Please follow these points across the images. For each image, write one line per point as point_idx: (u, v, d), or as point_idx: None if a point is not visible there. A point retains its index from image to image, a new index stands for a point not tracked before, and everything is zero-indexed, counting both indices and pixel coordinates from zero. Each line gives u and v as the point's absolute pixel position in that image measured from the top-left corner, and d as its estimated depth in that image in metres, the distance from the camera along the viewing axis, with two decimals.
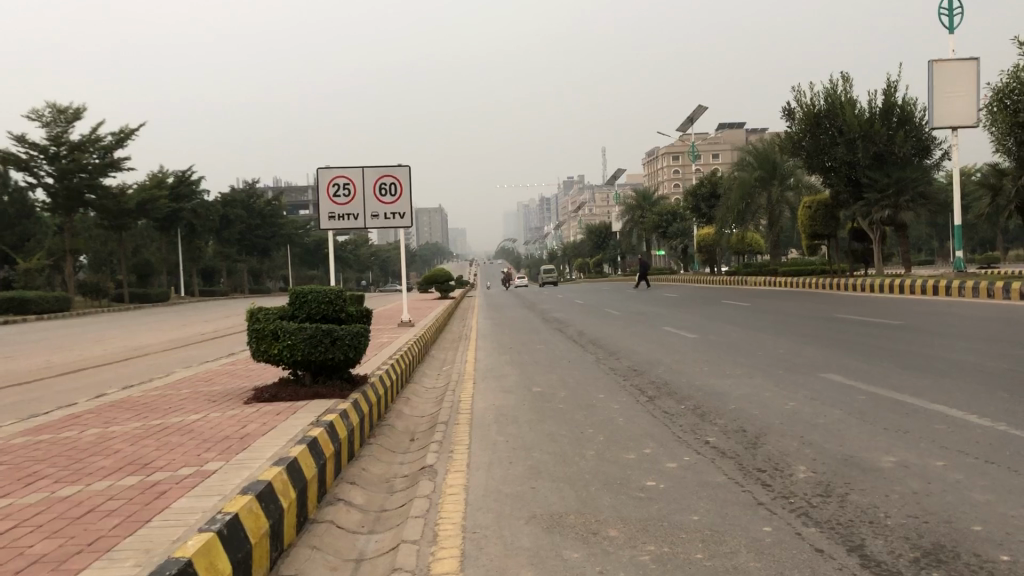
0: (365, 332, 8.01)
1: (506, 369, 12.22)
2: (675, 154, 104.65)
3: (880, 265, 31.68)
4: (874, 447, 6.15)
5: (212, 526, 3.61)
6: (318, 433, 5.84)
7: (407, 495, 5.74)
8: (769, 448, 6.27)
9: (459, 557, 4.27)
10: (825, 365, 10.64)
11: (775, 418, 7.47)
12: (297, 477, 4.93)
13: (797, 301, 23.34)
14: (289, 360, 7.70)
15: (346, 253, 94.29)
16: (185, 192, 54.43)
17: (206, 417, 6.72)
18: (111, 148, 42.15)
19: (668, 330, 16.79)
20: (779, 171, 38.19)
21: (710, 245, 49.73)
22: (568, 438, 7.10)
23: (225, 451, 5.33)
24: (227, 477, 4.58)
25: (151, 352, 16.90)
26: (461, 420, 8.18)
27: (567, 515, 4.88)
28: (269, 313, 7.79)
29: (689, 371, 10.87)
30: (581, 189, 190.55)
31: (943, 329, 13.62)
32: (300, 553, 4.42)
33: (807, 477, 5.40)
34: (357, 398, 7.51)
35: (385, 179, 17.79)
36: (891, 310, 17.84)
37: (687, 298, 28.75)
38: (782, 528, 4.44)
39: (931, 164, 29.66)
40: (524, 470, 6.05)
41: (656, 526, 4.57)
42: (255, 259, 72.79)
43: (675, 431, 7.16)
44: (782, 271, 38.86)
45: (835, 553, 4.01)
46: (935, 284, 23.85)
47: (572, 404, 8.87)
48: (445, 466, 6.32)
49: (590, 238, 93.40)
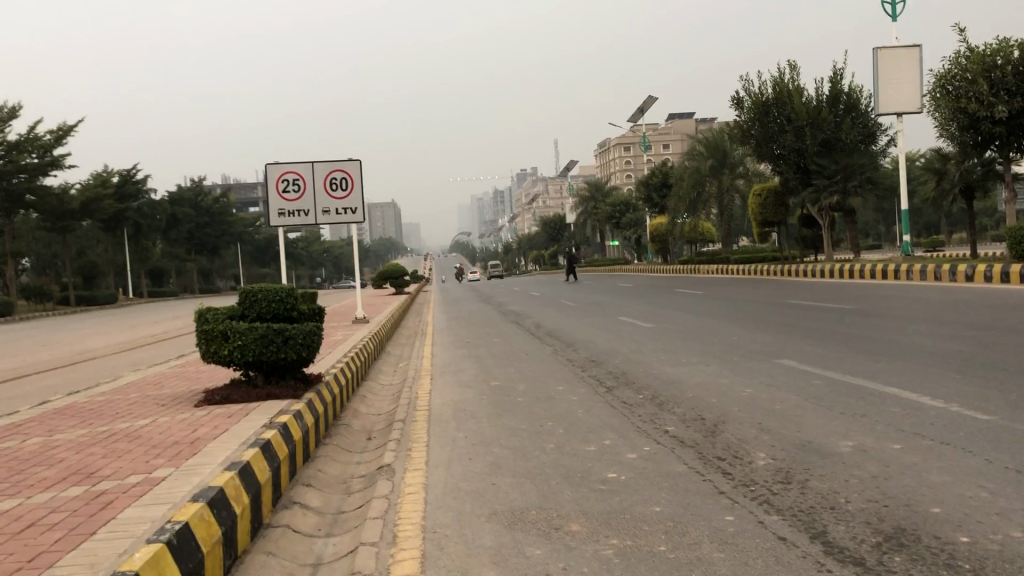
0: (318, 331, 7.85)
1: (463, 363, 12.15)
2: (626, 145, 105.06)
3: (830, 251, 32.14)
4: (832, 431, 6.19)
5: (162, 536, 3.48)
6: (271, 436, 5.68)
7: (365, 496, 5.64)
8: (727, 436, 6.28)
9: (419, 559, 4.17)
10: (779, 351, 10.73)
11: (733, 405, 7.51)
12: (250, 481, 4.79)
13: (750, 288, 23.58)
14: (240, 360, 7.51)
15: (298, 250, 93.27)
16: (130, 191, 53.35)
17: (156, 421, 6.53)
18: (50, 147, 41.00)
19: (624, 320, 16.85)
20: (729, 159, 38.54)
21: (662, 235, 50.00)
22: (527, 432, 7.05)
23: (174, 457, 5.16)
24: (177, 483, 4.44)
25: (97, 356, 16.48)
26: (419, 417, 8.08)
27: (528, 510, 4.81)
28: (218, 313, 7.60)
29: (646, 360, 10.89)
30: (534, 180, 190.71)
31: (893, 312, 13.87)
32: (256, 560, 4.30)
33: (767, 465, 5.40)
34: (312, 398, 7.36)
35: (336, 174, 17.43)
36: (844, 295, 18.11)
37: (641, 288, 28.88)
38: (745, 516, 4.42)
39: (877, 150, 30.18)
40: (483, 466, 5.97)
41: (618, 519, 4.54)
42: (206, 258, 71.58)
43: (634, 421, 7.14)
44: (734, 258, 39.31)
45: (798, 540, 3.99)
46: (883, 268, 24.25)
47: (530, 398, 8.81)
48: (404, 465, 6.22)
49: (545, 230, 93.54)
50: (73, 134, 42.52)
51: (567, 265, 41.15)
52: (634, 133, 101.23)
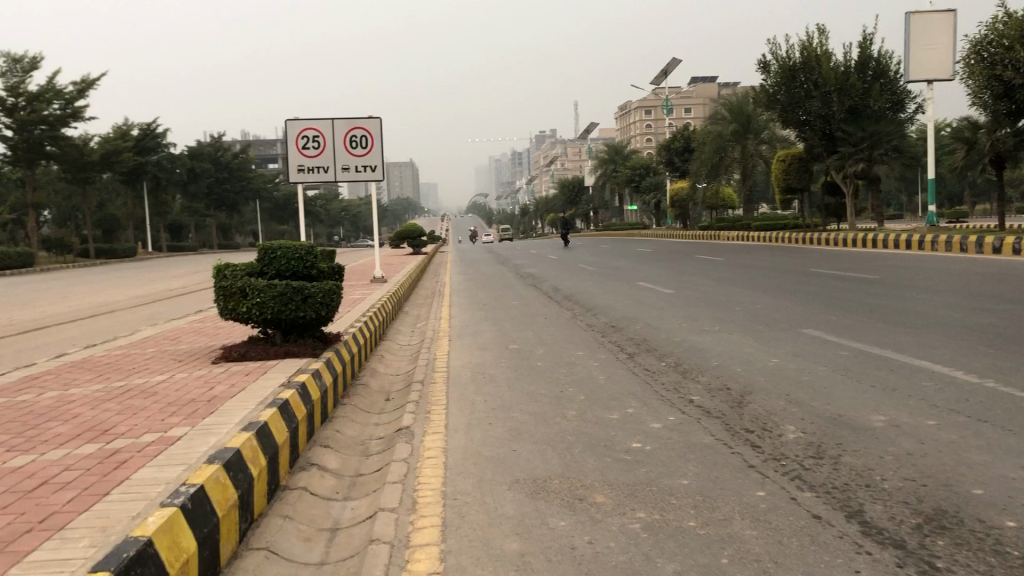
0: (338, 290, 7.71)
1: (481, 325, 12.00)
2: (647, 109, 103.99)
3: (853, 220, 31.61)
4: (863, 405, 6.01)
5: (176, 501, 3.37)
6: (289, 396, 5.55)
7: (383, 459, 5.53)
8: (755, 407, 6.11)
9: (439, 527, 4.05)
10: (802, 321, 10.54)
11: (759, 375, 7.34)
12: (267, 443, 4.67)
13: (771, 256, 23.28)
14: (259, 318, 7.39)
15: (316, 207, 93.20)
16: (151, 145, 53.26)
17: (173, 378, 6.44)
18: (72, 99, 40.80)
19: (644, 286, 16.64)
20: (753, 124, 38.00)
21: (682, 200, 49.53)
22: (549, 397, 6.92)
23: (190, 416, 5.03)
24: (195, 443, 4.32)
25: (115, 310, 16.44)
26: (437, 379, 7.98)
27: (550, 479, 4.68)
28: (237, 270, 7.47)
29: (667, 327, 10.70)
30: (553, 142, 189.41)
31: (917, 283, 13.66)
32: (272, 523, 4.21)
33: (798, 438, 5.23)
34: (331, 357, 7.24)
35: (356, 132, 17.29)
36: (868, 264, 17.85)
37: (662, 253, 28.54)
38: (777, 493, 4.27)
39: (905, 118, 29.51)
40: (503, 431, 5.84)
41: (645, 491, 4.40)
42: (224, 213, 71.56)
43: (658, 389, 7.00)
44: (755, 225, 38.91)
45: (833, 519, 3.84)
46: (908, 238, 23.83)
47: (551, 362, 8.68)
48: (423, 428, 6.10)
49: (563, 192, 92.89)
50: (95, 86, 42.23)
51: (562, 230, 40.72)
52: (656, 96, 100.14)
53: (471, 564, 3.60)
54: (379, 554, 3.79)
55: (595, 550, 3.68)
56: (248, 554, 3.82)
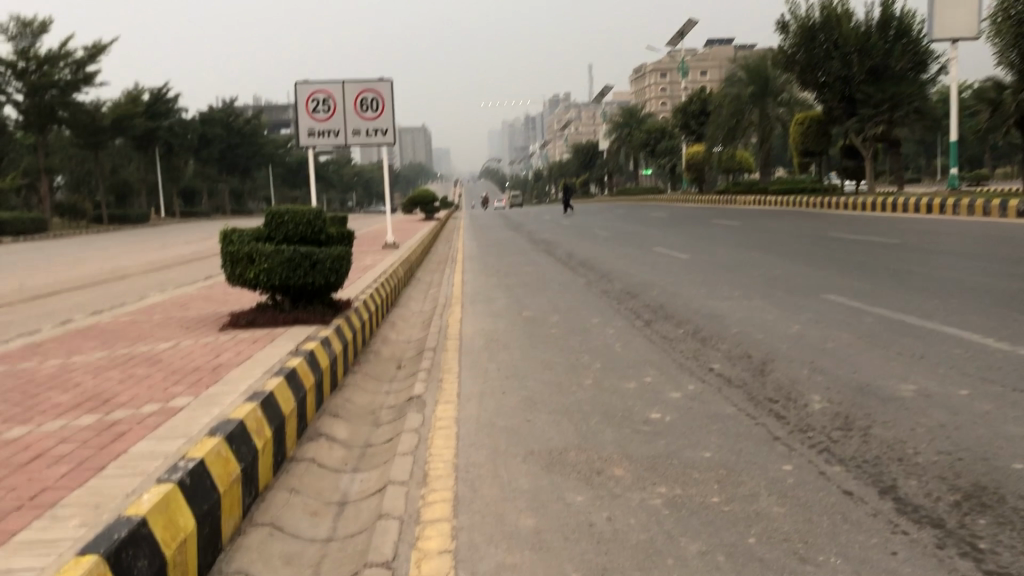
0: (347, 256, 7.52)
1: (494, 292, 11.81)
2: (662, 71, 102.71)
3: (873, 184, 31.02)
4: (890, 374, 5.79)
5: (174, 476, 3.21)
6: (296, 364, 5.38)
7: (393, 429, 5.36)
8: (777, 376, 5.91)
9: (451, 502, 3.87)
10: (824, 286, 10.28)
11: (781, 342, 7.12)
12: (274, 414, 4.51)
13: (789, 220, 22.92)
14: (267, 285, 7.23)
15: (329, 172, 92.87)
16: (162, 110, 52.92)
17: (178, 345, 6.28)
18: (83, 64, 40.49)
19: (659, 251, 16.37)
20: (771, 87, 37.36)
21: (698, 164, 48.93)
22: (564, 365, 6.74)
23: (193, 385, 4.87)
24: (197, 415, 4.16)
25: (127, 276, 16.32)
26: (450, 346, 7.81)
27: (567, 451, 4.49)
28: (244, 235, 7.29)
29: (684, 293, 10.47)
30: (567, 106, 187.71)
31: (940, 248, 13.35)
32: (278, 497, 4.05)
33: (824, 409, 5.03)
34: (340, 325, 7.07)
35: (366, 94, 17.00)
36: (888, 229, 17.50)
37: (676, 217, 28.18)
38: (804, 467, 4.07)
39: (927, 79, 28.81)
40: (517, 401, 5.67)
41: (666, 465, 4.21)
42: (236, 178, 71.31)
43: (676, 357, 6.80)
44: (772, 189, 38.41)
45: (866, 496, 3.64)
46: (930, 202, 23.38)
47: (566, 329, 8.49)
48: (434, 396, 5.93)
49: (577, 157, 92.16)
50: (107, 51, 41.92)
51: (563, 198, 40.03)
52: (672, 59, 98.86)
53: (484, 541, 3.42)
54: (389, 529, 3.62)
55: (614, 527, 3.49)
56: (252, 530, 3.66)
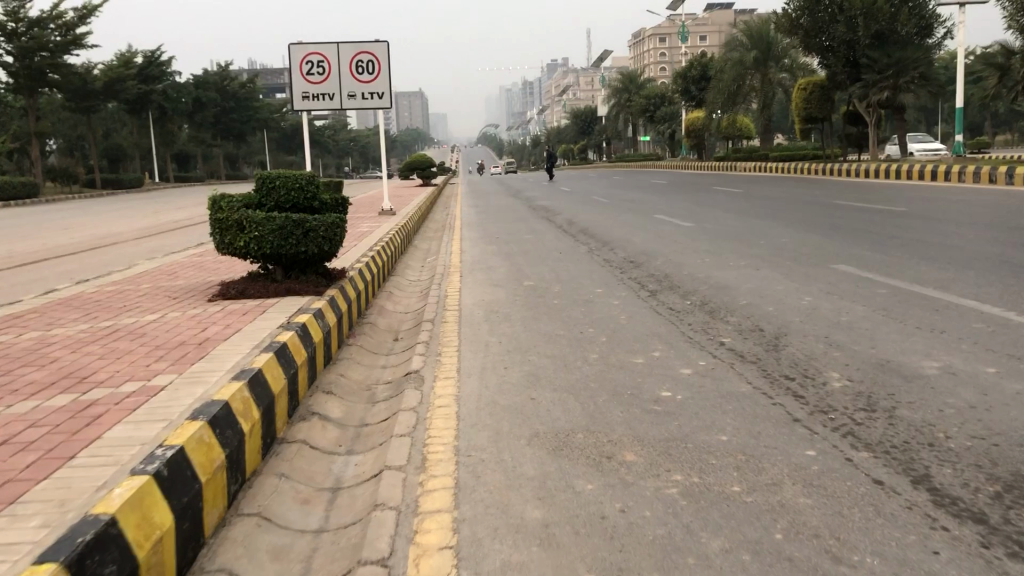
0: (342, 223, 7.22)
1: (493, 261, 11.51)
2: (662, 36, 101.45)
3: (876, 151, 30.58)
4: (911, 349, 5.52)
5: (150, 466, 2.94)
6: (287, 339, 5.10)
7: (390, 407, 5.10)
8: (792, 351, 5.64)
9: (452, 490, 3.61)
10: (833, 256, 10.00)
11: (793, 315, 6.85)
12: (262, 393, 4.23)
13: (792, 187, 22.59)
14: (257, 254, 6.93)
15: (325, 137, 92.02)
16: (155, 73, 52.05)
17: (164, 318, 5.99)
18: (73, 26, 39.65)
19: (661, 219, 16.05)
20: (773, 51, 36.80)
21: (698, 130, 48.37)
22: (567, 339, 6.46)
23: (177, 361, 4.60)
24: (179, 395, 3.88)
25: (118, 242, 15.97)
26: (449, 318, 7.53)
27: (573, 433, 4.23)
28: (233, 202, 6.98)
29: (690, 262, 10.18)
30: (565, 71, 186.14)
31: (948, 216, 13.08)
32: (267, 484, 3.79)
33: (844, 388, 4.76)
34: (334, 296, 6.78)
35: (363, 57, 16.58)
36: (893, 196, 17.22)
37: (675, 184, 27.84)
38: (829, 452, 3.82)
39: (933, 44, 28.31)
40: (520, 377, 5.40)
41: (680, 449, 3.95)
42: (231, 143, 70.50)
43: (685, 330, 6.53)
44: (773, 156, 37.98)
45: (898, 486, 3.39)
46: (934, 169, 23.02)
47: (568, 300, 8.21)
48: (433, 372, 5.67)
49: (575, 123, 91.39)
50: (97, 12, 41.09)
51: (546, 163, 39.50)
52: (671, 24, 97.72)
53: (489, 536, 3.16)
54: (385, 521, 3.37)
55: (629, 520, 3.23)
56: (237, 521, 3.40)
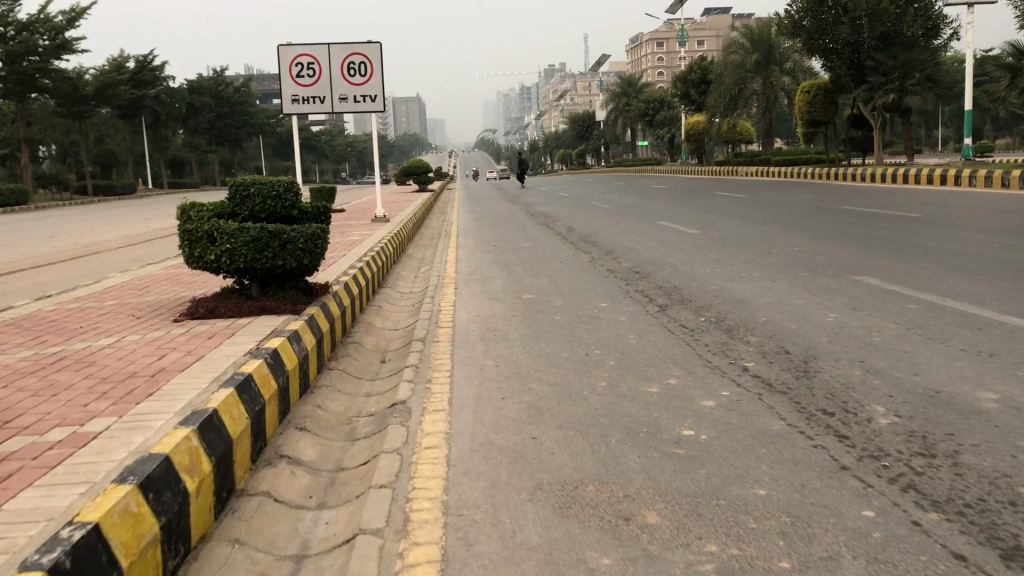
0: (323, 234, 6.58)
1: (490, 271, 10.88)
2: (660, 41, 100.92)
3: (881, 155, 29.91)
4: (960, 377, 4.89)
5: (48, 558, 2.30)
6: (254, 370, 4.47)
7: (372, 447, 4.46)
8: (826, 380, 5.02)
9: (438, 565, 2.97)
10: (852, 266, 9.38)
11: (821, 335, 6.21)
12: (216, 440, 3.60)
13: (798, 192, 21.97)
14: (229, 268, 6.29)
15: (322, 142, 91.35)
16: (148, 78, 51.34)
17: (121, 342, 5.35)
18: (62, 29, 38.87)
19: (664, 226, 15.46)
20: (775, 55, 36.37)
21: (699, 134, 47.79)
22: (571, 362, 5.83)
23: (121, 399, 3.95)
24: (112, 445, 3.24)
25: (101, 251, 15.35)
26: (441, 337, 6.90)
27: (584, 486, 3.59)
28: (203, 211, 6.35)
29: (699, 273, 9.55)
30: (563, 76, 185.67)
31: (966, 222, 12.47)
32: (217, 556, 3.14)
33: (893, 427, 4.12)
34: (314, 315, 6.13)
35: (353, 58, 15.79)
36: (903, 201, 16.64)
37: (677, 189, 27.22)
38: (891, 512, 3.19)
39: (940, 45, 27.69)
40: (519, 410, 4.76)
41: (711, 507, 3.32)
42: (226, 149, 69.68)
43: (701, 352, 5.90)
44: (776, 161, 37.38)
45: (989, 565, 2.75)
46: (943, 173, 22.40)
47: (571, 316, 7.58)
48: (422, 403, 5.04)
49: (573, 127, 90.72)
50: (87, 15, 40.41)
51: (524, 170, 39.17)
52: (670, 28, 97.17)
53: None
54: None
55: None
56: None
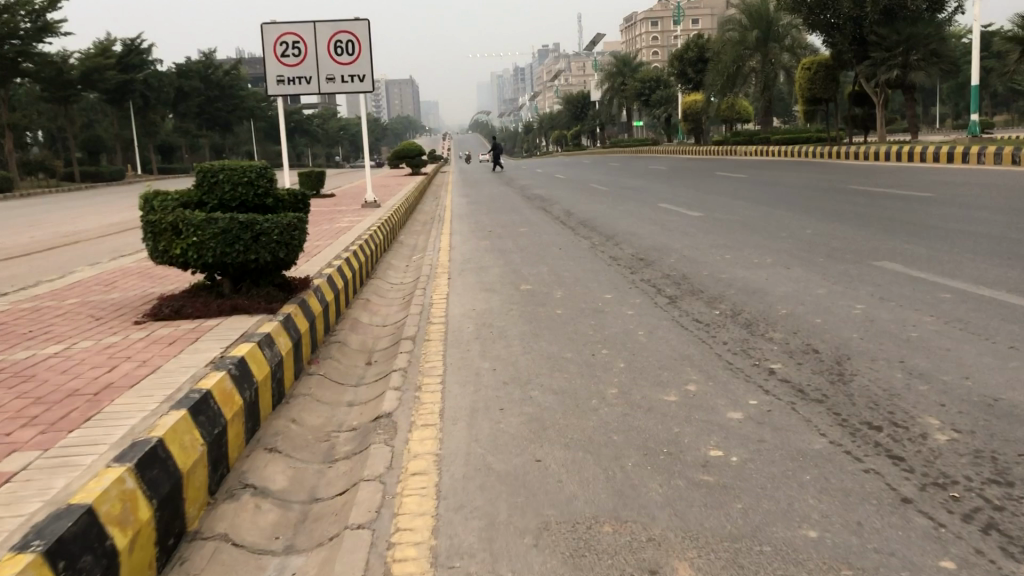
0: (299, 225, 5.96)
1: (486, 259, 10.30)
2: (655, 20, 99.88)
3: (884, 133, 29.28)
4: (1017, 381, 4.33)
5: None
6: (214, 386, 3.88)
7: (351, 472, 3.88)
8: (864, 385, 4.45)
9: None
10: (871, 251, 8.79)
11: (851, 330, 5.63)
12: (161, 477, 3.02)
13: (801, 171, 21.34)
14: (197, 263, 5.69)
15: (314, 126, 90.38)
16: (136, 62, 50.50)
17: (72, 349, 4.75)
18: (43, 12, 37.96)
19: (665, 208, 14.88)
20: (773, 31, 35.68)
21: (697, 114, 47.08)
22: (576, 365, 5.25)
23: (52, 425, 3.36)
24: (24, 495, 2.66)
25: (81, 240, 14.74)
26: (432, 335, 6.32)
27: (598, 526, 3.03)
28: (167, 200, 5.77)
29: (707, 260, 8.97)
30: (557, 58, 184.27)
31: (981, 202, 11.92)
32: None
33: (956, 446, 3.55)
34: (290, 315, 5.52)
35: (339, 37, 15.12)
36: (912, 180, 16.04)
37: (675, 170, 26.59)
38: (976, 564, 2.63)
39: (944, 19, 27.00)
40: (519, 425, 4.18)
41: (752, 556, 2.75)
42: (218, 133, 68.79)
43: (720, 352, 5.32)
44: (775, 140, 36.73)
45: None
46: (949, 151, 21.78)
47: (572, 309, 7.00)
48: (410, 416, 4.47)
49: (567, 108, 89.70)
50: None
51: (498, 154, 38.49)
52: (666, 7, 96.10)
53: None
54: None
55: None
56: None
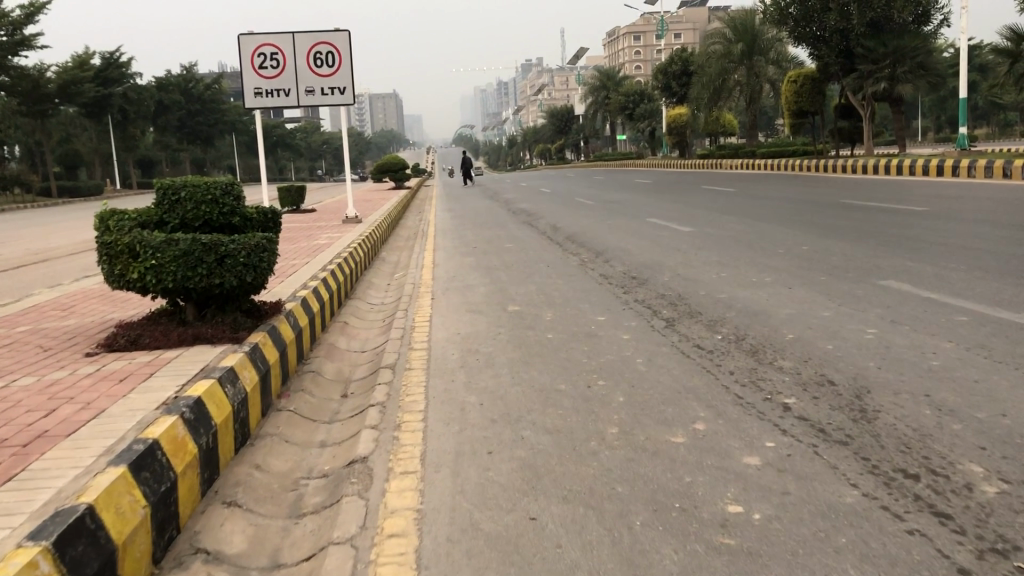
0: (269, 246, 5.48)
1: (472, 277, 9.84)
2: (638, 34, 99.88)
3: (871, 145, 29.03)
4: None
5: None
6: (162, 434, 3.40)
7: (318, 532, 3.40)
8: (891, 424, 4.01)
9: None
10: (875, 268, 8.39)
11: (867, 358, 5.20)
12: (90, 552, 2.55)
13: (791, 185, 21.00)
14: (156, 288, 5.20)
15: (297, 139, 89.70)
16: (115, 76, 49.80)
17: (8, 388, 4.26)
18: (20, 25, 37.28)
19: (654, 223, 14.47)
20: (759, 43, 35.43)
21: (682, 127, 46.89)
22: (570, 399, 4.79)
23: None
24: None
25: (49, 258, 14.16)
26: (413, 364, 5.85)
27: None
28: (123, 220, 5.31)
29: (703, 278, 8.55)
30: (540, 72, 184.45)
31: (980, 216, 11.60)
32: None
33: (1009, 500, 3.12)
34: (258, 345, 5.03)
35: (319, 48, 14.70)
36: (905, 194, 15.74)
37: (662, 183, 26.20)
38: None
39: (930, 32, 26.89)
40: (512, 473, 3.72)
41: None
42: (198, 147, 67.98)
43: (727, 384, 4.88)
44: (761, 153, 36.48)
45: None
46: (939, 164, 21.51)
47: (564, 333, 6.55)
48: (386, 461, 4.00)
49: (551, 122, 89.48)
50: (47, 9, 38.81)
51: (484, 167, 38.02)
52: (649, 22, 96.26)
53: None
54: None
55: None
56: None
